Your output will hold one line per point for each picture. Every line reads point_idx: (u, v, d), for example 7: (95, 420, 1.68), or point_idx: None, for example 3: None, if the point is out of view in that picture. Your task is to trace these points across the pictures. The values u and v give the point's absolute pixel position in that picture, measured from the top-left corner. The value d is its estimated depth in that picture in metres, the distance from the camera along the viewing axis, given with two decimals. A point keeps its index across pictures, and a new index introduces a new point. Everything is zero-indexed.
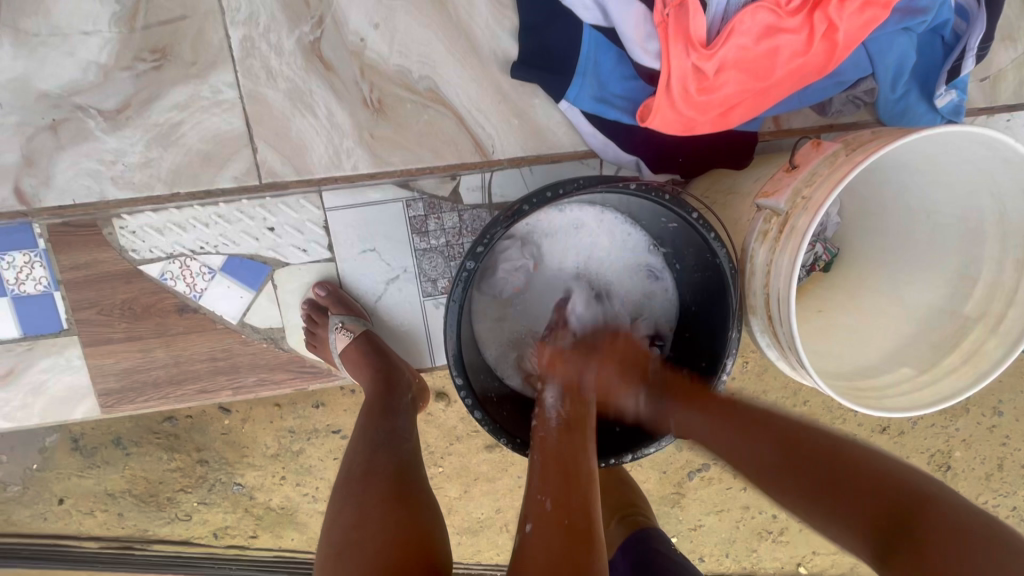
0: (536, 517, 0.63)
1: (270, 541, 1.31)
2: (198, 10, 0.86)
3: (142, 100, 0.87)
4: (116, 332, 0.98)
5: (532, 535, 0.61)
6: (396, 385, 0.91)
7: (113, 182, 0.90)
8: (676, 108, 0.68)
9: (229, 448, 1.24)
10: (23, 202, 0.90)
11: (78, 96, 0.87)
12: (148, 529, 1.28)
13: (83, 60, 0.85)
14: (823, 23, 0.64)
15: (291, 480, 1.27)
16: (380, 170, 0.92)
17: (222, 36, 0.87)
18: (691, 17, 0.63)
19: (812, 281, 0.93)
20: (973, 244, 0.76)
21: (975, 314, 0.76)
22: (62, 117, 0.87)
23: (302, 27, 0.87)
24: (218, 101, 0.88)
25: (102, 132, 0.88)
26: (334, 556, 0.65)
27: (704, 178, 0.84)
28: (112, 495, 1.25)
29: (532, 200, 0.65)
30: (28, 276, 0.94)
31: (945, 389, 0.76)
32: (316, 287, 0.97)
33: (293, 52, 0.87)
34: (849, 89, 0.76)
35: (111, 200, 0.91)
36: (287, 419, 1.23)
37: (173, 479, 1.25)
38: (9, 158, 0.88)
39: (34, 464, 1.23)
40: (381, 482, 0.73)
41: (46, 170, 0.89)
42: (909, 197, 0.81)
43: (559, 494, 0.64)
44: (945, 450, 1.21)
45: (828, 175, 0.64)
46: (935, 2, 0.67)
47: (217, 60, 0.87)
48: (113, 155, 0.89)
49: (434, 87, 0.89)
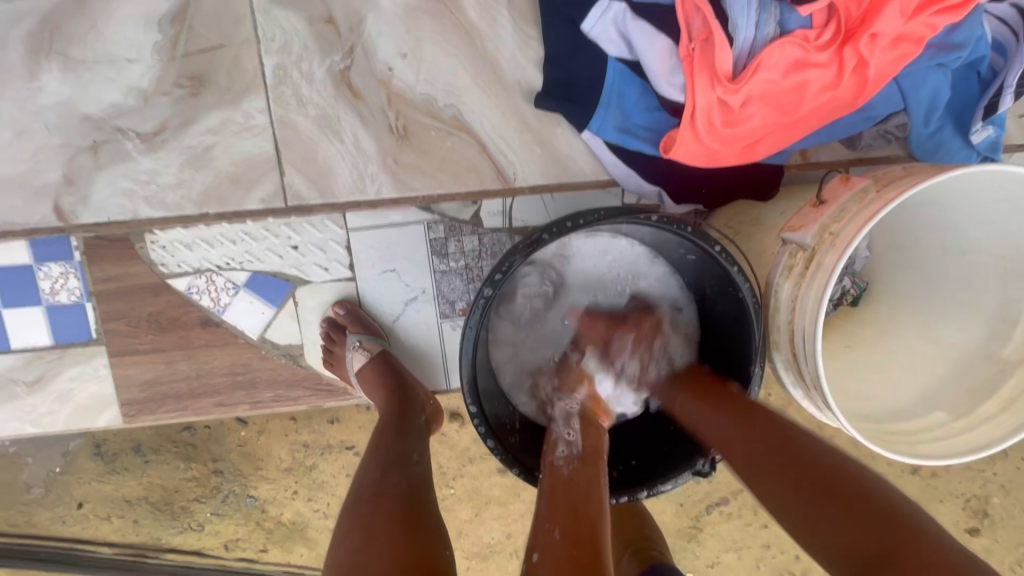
0: (546, 548, 0.60)
1: (281, 556, 1.32)
2: (235, 39, 0.89)
3: (178, 123, 0.91)
4: (142, 341, 1.01)
5: (538, 564, 0.59)
6: (410, 405, 0.92)
7: (146, 201, 0.93)
8: (700, 141, 0.67)
9: (244, 459, 1.26)
10: (61, 218, 0.94)
11: (118, 119, 0.90)
12: (162, 537, 1.30)
13: (126, 85, 0.89)
14: (853, 58, 0.63)
15: (303, 494, 1.28)
16: (402, 196, 0.93)
17: (256, 65, 0.90)
18: (717, 50, 0.62)
19: (840, 315, 0.90)
20: (1012, 285, 0.74)
21: (1014, 358, 0.73)
22: (102, 139, 0.91)
23: (333, 56, 0.89)
24: (249, 126, 0.91)
25: (139, 154, 0.92)
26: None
27: (725, 210, 0.81)
28: (129, 502, 1.28)
29: (552, 229, 0.65)
30: (63, 286, 0.98)
31: (983, 435, 0.72)
32: (335, 306, 1.00)
33: (323, 81, 0.90)
34: (878, 123, 0.73)
35: (144, 218, 0.94)
36: (302, 433, 1.26)
37: (189, 489, 1.28)
38: (51, 178, 0.92)
39: (57, 468, 1.26)
40: (391, 506, 0.72)
41: (84, 189, 0.93)
42: (945, 235, 0.78)
43: (569, 521, 0.62)
44: (982, 495, 1.15)
45: (858, 212, 0.62)
46: (970, 37, 0.66)
47: (250, 86, 0.90)
48: (147, 175, 0.92)
49: (459, 115, 0.90)
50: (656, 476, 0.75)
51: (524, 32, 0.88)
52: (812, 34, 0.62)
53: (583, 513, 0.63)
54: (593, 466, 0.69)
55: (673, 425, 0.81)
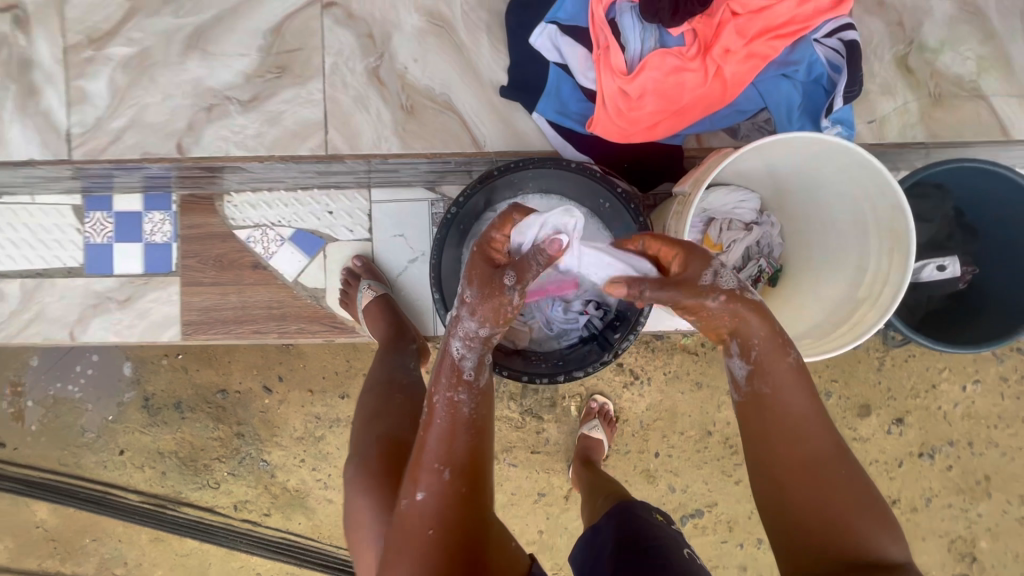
0: (435, 491, 0.78)
1: (280, 521, 1.64)
2: (309, 44, 1.21)
3: (264, 96, 1.23)
4: (207, 276, 1.31)
5: (422, 500, 0.79)
6: (405, 332, 1.22)
7: (237, 146, 1.25)
8: (611, 120, 0.96)
9: (263, 426, 1.62)
10: (180, 151, 1.26)
11: (228, 91, 1.23)
12: (182, 492, 1.64)
13: (238, 71, 1.22)
14: (713, 66, 0.91)
15: (309, 463, 1.62)
16: (404, 151, 1.23)
17: (321, 61, 1.22)
18: (615, 56, 0.93)
19: (765, 293, 1.10)
20: (860, 241, 0.95)
21: (863, 296, 0.93)
22: (214, 103, 1.24)
23: (370, 59, 1.21)
24: (311, 100, 1.23)
25: (237, 113, 1.24)
26: (365, 420, 1.07)
27: (660, 207, 1.03)
28: (162, 454, 1.63)
29: (500, 168, 0.98)
30: (159, 230, 1.30)
31: (832, 345, 0.92)
32: (355, 258, 1.28)
33: (362, 74, 1.21)
34: (751, 118, 1.01)
35: (231, 155, 1.26)
36: (315, 406, 1.61)
37: (213, 447, 1.63)
38: (179, 124, 1.25)
39: (110, 416, 1.63)
40: (398, 388, 1.12)
41: (199, 133, 1.25)
42: (818, 212, 1.02)
43: (456, 464, 0.80)
44: (964, 535, 1.63)
45: (712, 165, 0.88)
46: (803, 57, 0.95)
47: (314, 75, 1.22)
48: (239, 128, 1.25)
49: (449, 99, 1.21)
50: (576, 368, 1.01)
51: (496, 47, 1.20)
52: (684, 50, 0.92)
53: (468, 459, 0.80)
54: (480, 425, 0.83)
55: (597, 339, 1.07)
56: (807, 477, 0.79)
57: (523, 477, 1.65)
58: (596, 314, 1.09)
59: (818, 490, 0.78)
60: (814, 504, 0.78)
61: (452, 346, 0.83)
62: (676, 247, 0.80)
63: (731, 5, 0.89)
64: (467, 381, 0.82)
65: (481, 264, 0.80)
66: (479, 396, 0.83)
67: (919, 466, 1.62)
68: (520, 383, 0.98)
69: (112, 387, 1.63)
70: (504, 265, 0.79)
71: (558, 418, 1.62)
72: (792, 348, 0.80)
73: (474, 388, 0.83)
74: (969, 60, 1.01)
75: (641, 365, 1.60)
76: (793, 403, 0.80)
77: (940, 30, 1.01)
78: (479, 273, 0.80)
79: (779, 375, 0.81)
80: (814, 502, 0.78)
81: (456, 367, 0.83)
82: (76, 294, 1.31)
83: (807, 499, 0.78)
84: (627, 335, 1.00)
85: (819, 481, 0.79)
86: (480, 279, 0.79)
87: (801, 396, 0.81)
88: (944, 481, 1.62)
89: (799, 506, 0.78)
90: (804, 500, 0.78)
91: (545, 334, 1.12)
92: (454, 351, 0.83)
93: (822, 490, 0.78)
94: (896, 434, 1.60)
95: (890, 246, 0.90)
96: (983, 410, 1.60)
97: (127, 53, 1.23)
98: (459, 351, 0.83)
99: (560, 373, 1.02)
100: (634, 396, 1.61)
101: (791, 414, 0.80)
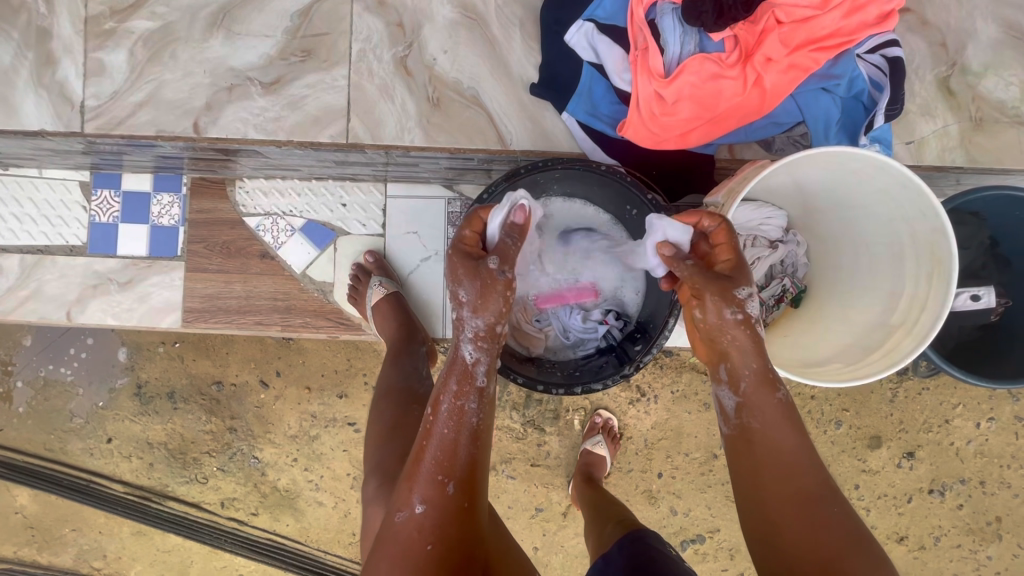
0: (436, 503, 0.74)
1: (267, 522, 1.59)
2: (337, 29, 1.17)
3: (286, 80, 1.18)
4: (212, 263, 1.26)
5: (422, 514, 0.74)
6: (414, 333, 1.19)
7: (255, 128, 1.19)
8: (644, 124, 0.93)
9: (257, 421, 1.57)
10: (196, 131, 1.20)
11: (249, 72, 1.18)
12: (169, 485, 1.58)
13: (261, 52, 1.18)
14: (753, 75, 0.89)
15: (302, 463, 1.57)
16: (428, 145, 1.17)
17: (347, 47, 1.17)
18: (653, 58, 0.90)
19: (786, 314, 1.06)
20: (897, 265, 0.91)
21: (897, 322, 0.89)
22: (235, 83, 1.19)
23: (398, 48, 1.16)
24: (335, 86, 1.18)
25: (258, 95, 1.18)
26: (385, 434, 1.05)
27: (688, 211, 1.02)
28: (151, 444, 1.58)
29: (528, 166, 0.94)
30: (167, 212, 1.26)
31: (866, 372, 0.87)
32: (367, 253, 1.25)
33: (389, 63, 1.16)
34: (787, 131, 0.99)
35: (248, 138, 1.20)
36: (312, 404, 1.56)
37: (204, 441, 1.57)
38: (198, 103, 1.19)
39: (101, 402, 1.58)
40: (415, 401, 1.09)
41: (218, 113, 1.19)
42: (849, 233, 0.98)
43: (462, 477, 0.76)
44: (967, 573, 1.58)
45: (750, 175, 0.85)
46: (845, 71, 0.92)
47: (339, 61, 1.17)
48: (259, 111, 1.19)
49: (477, 94, 1.16)
50: (592, 379, 0.97)
51: (528, 44, 1.15)
52: (724, 57, 0.90)
53: (467, 474, 0.77)
54: (482, 439, 0.79)
55: (615, 351, 1.03)
56: (795, 510, 0.74)
57: (521, 490, 1.59)
58: (616, 325, 1.04)
59: (808, 523, 0.73)
60: (804, 537, 0.72)
61: (465, 349, 0.80)
62: (734, 251, 0.81)
63: (775, 13, 0.87)
64: (476, 385, 0.79)
65: (462, 259, 0.80)
66: (488, 401, 0.80)
67: (928, 503, 1.56)
68: (535, 392, 0.94)
69: (104, 373, 1.58)
70: (486, 253, 0.79)
71: (560, 431, 1.57)
72: (782, 384, 0.78)
73: (481, 392, 0.79)
74: (1012, 86, 0.99)
75: (648, 381, 1.54)
76: (780, 437, 0.77)
77: (984, 54, 0.99)
78: (464, 268, 0.79)
79: (769, 412, 0.78)
80: (805, 537, 0.72)
81: (469, 371, 0.79)
82: (76, 272, 1.27)
83: (797, 534, 0.73)
84: (648, 348, 0.97)
85: (810, 511, 0.74)
86: (467, 275, 0.78)
87: (790, 432, 0.77)
88: (954, 520, 1.57)
89: (784, 540, 0.73)
90: (792, 533, 0.73)
91: (560, 343, 1.08)
92: (464, 352, 0.80)
93: (810, 523, 0.73)
94: (906, 468, 1.55)
95: (929, 270, 0.86)
96: (995, 449, 1.55)
97: (149, 27, 1.18)
98: (467, 351, 0.80)
99: (577, 384, 0.97)
100: (639, 412, 1.56)
101: (777, 446, 0.76)
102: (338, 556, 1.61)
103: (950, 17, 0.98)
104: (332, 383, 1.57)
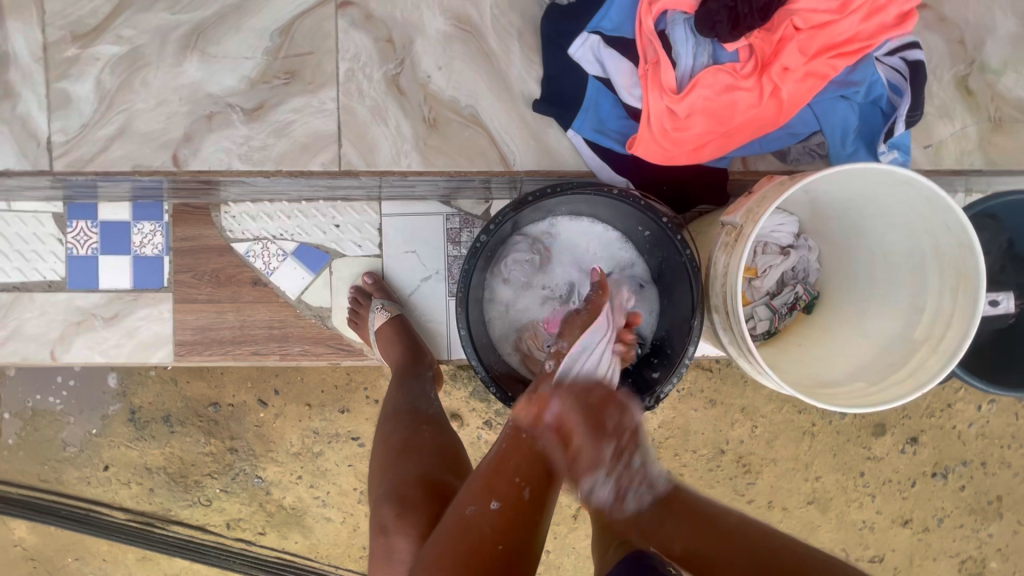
0: (510, 502, 0.76)
1: (275, 540, 1.56)
2: (322, 47, 1.09)
3: (270, 105, 1.11)
4: (202, 292, 1.20)
5: (494, 508, 0.75)
6: (420, 357, 1.14)
7: (239, 158, 1.12)
8: (656, 141, 0.90)
9: (258, 440, 1.52)
10: (176, 163, 1.12)
11: (230, 97, 1.10)
12: (171, 509, 1.54)
13: (241, 74, 1.10)
14: (769, 85, 0.85)
15: (306, 480, 1.54)
16: (426, 169, 1.11)
17: (333, 67, 1.10)
18: (665, 72, 0.86)
19: (797, 321, 1.04)
20: (918, 278, 0.89)
21: (920, 337, 0.87)
22: (215, 110, 1.11)
23: (389, 65, 1.09)
24: (324, 109, 1.11)
25: (240, 122, 1.11)
26: (395, 457, 0.95)
27: (698, 222, 0.99)
28: (149, 470, 1.53)
29: (536, 192, 0.89)
30: (149, 241, 1.19)
31: (889, 395, 0.85)
32: (366, 275, 1.19)
33: (380, 82, 1.09)
34: (803, 141, 0.95)
35: (235, 170, 1.12)
36: (314, 420, 1.52)
37: (204, 463, 1.53)
38: (176, 133, 1.11)
39: (94, 429, 1.52)
40: (423, 422, 1.02)
41: (198, 144, 1.11)
42: (867, 244, 0.95)
43: (538, 486, 0.80)
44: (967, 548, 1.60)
45: (773, 196, 0.80)
46: (865, 77, 0.87)
47: (326, 82, 1.10)
48: (242, 139, 1.11)
49: (477, 113, 1.09)
50: None
51: (527, 55, 1.08)
52: (738, 67, 0.86)
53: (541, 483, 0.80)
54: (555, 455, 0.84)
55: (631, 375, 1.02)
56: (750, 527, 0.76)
57: None
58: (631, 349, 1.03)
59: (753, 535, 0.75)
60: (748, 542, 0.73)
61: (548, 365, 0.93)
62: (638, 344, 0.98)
63: (792, 20, 0.83)
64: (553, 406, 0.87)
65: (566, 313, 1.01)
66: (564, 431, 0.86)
67: (931, 486, 1.55)
68: None
69: (96, 400, 1.52)
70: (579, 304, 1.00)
71: None
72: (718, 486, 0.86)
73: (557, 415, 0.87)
74: None
75: None
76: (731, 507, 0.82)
77: (1001, 51, 0.95)
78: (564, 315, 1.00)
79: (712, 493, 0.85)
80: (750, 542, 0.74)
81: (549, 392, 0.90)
82: (57, 308, 1.20)
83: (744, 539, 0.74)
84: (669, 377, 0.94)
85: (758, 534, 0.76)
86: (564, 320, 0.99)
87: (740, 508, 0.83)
88: (957, 501, 1.57)
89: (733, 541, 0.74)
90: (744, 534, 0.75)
91: None
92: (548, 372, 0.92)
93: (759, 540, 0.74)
94: (909, 453, 1.54)
95: (955, 285, 0.84)
96: (996, 430, 1.55)
97: (116, 52, 1.10)
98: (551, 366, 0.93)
99: None
100: None
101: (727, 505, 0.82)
102: (348, 568, 1.59)
103: (965, 14, 0.94)
104: (332, 398, 1.53)
